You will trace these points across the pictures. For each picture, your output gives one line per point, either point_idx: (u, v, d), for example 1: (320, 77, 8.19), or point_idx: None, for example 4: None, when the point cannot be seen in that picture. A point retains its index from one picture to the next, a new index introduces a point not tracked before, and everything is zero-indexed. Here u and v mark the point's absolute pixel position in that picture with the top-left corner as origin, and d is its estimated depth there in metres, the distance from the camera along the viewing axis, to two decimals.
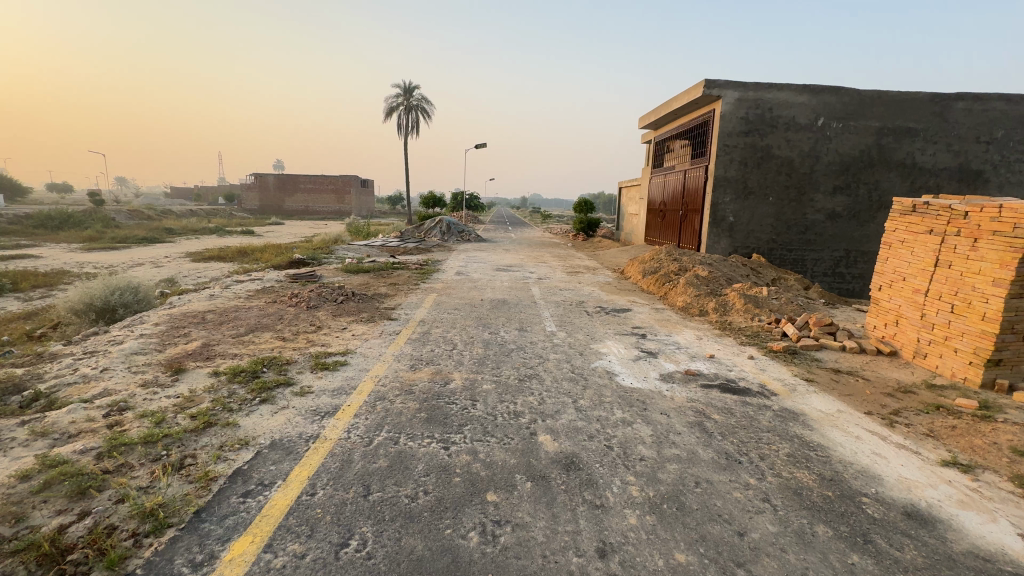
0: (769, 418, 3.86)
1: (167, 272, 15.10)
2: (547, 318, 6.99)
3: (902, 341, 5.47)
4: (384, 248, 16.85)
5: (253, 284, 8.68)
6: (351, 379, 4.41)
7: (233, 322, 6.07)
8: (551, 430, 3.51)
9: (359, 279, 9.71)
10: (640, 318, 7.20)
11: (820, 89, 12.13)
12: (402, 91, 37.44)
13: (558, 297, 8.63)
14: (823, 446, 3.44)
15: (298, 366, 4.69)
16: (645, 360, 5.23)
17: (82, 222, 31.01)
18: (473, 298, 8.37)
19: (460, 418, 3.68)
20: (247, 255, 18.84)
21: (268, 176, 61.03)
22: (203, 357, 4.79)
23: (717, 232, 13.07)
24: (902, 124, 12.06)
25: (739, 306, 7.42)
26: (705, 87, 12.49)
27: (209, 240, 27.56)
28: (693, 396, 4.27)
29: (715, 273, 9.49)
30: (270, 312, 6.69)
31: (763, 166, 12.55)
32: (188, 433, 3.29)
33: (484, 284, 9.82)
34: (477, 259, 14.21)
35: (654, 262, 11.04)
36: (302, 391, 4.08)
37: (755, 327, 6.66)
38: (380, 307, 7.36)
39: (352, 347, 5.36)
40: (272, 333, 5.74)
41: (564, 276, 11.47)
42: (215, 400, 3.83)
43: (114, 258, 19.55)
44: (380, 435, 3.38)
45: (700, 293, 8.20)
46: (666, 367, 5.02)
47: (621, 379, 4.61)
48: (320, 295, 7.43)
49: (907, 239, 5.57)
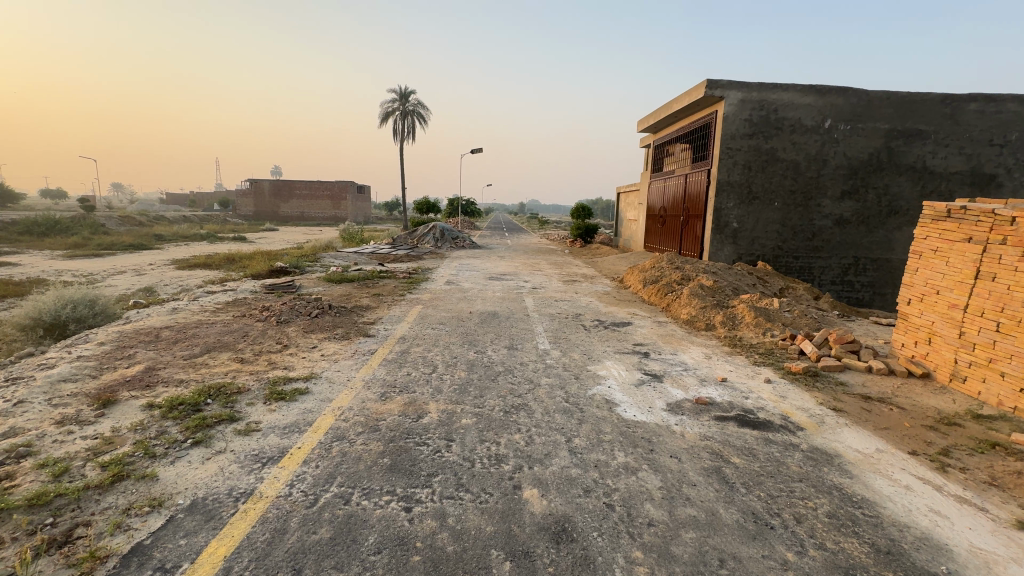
0: (799, 461, 3.25)
1: (147, 281, 14.46)
2: (540, 333, 6.37)
3: (937, 361, 4.88)
4: (374, 255, 16.24)
5: (224, 295, 8.06)
6: (308, 412, 3.78)
7: (189, 341, 5.44)
8: (539, 482, 2.89)
9: (341, 289, 9.10)
10: (642, 334, 6.59)
11: (827, 90, 11.62)
12: (398, 97, 37.08)
13: (553, 309, 8.02)
14: (869, 501, 2.83)
15: (251, 395, 4.07)
16: (649, 384, 4.61)
17: (70, 229, 30.38)
18: (461, 310, 7.75)
19: (430, 465, 3.05)
20: (234, 262, 18.25)
21: (263, 182, 60.57)
22: (141, 386, 4.17)
23: (720, 238, 12.49)
24: (912, 126, 11.56)
25: (748, 320, 6.82)
26: (707, 87, 11.97)
27: (198, 246, 26.91)
28: (706, 432, 3.65)
29: (721, 283, 8.89)
30: (234, 328, 6.07)
31: (768, 170, 12.01)
32: (89, 491, 2.67)
33: (474, 295, 9.20)
34: (469, 267, 13.63)
35: (655, 270, 10.45)
36: (246, 429, 3.45)
37: (768, 344, 6.07)
38: (357, 322, 6.74)
39: (318, 370, 4.74)
40: (230, 354, 5.11)
41: (560, 285, 10.88)
42: (139, 442, 3.21)
43: (96, 265, 18.92)
44: (329, 491, 2.76)
45: (706, 305, 7.60)
46: (673, 393, 4.42)
47: (622, 410, 4.00)
48: (293, 308, 6.80)
49: (941, 248, 4.99)
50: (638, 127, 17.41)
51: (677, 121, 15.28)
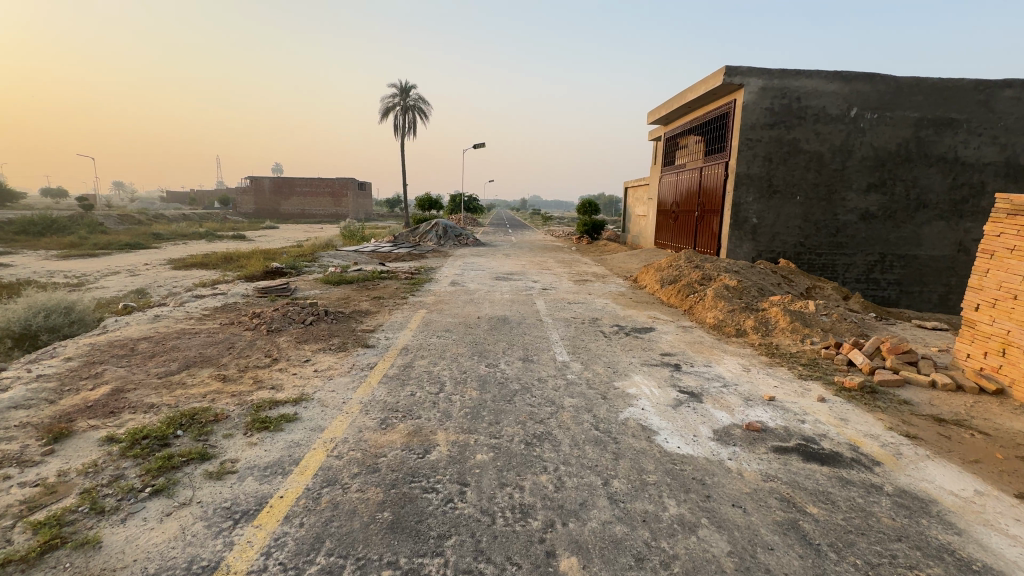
0: (890, 512, 2.66)
1: (140, 282, 13.89)
2: (556, 343, 5.78)
3: (1013, 376, 4.29)
4: (375, 254, 15.65)
5: (213, 301, 7.48)
6: (295, 447, 3.21)
7: (166, 356, 4.86)
8: (578, 547, 2.31)
9: (339, 292, 8.51)
10: (668, 342, 5.99)
11: (853, 76, 10.97)
12: (399, 91, 36.33)
13: (567, 313, 7.42)
14: (995, 571, 2.24)
15: (229, 424, 3.48)
16: (688, 406, 4.03)
17: (66, 228, 29.77)
18: (468, 315, 7.16)
19: (441, 522, 2.47)
20: (232, 262, 17.67)
21: (264, 179, 60.03)
22: (104, 413, 3.60)
23: (739, 234, 11.87)
24: (943, 115, 10.89)
25: (784, 326, 6.23)
26: (726, 75, 11.33)
27: (195, 245, 26.27)
28: (768, 471, 3.06)
29: (746, 283, 8.29)
30: (220, 338, 5.50)
31: (789, 162, 11.38)
32: (9, 568, 2.09)
33: (481, 297, 8.59)
34: (474, 266, 13.02)
35: (672, 270, 9.83)
36: (219, 472, 2.88)
37: (811, 354, 5.48)
38: (356, 330, 6.15)
39: (309, 391, 4.15)
40: (212, 371, 4.55)
41: (571, 285, 10.28)
42: (86, 492, 2.64)
43: (91, 265, 18.39)
44: (315, 564, 2.18)
45: (734, 308, 7.01)
46: (717, 416, 3.82)
47: (662, 440, 3.41)
48: (285, 315, 6.22)
49: (1019, 247, 4.38)
50: (649, 119, 16.77)
51: (690, 112, 14.63)
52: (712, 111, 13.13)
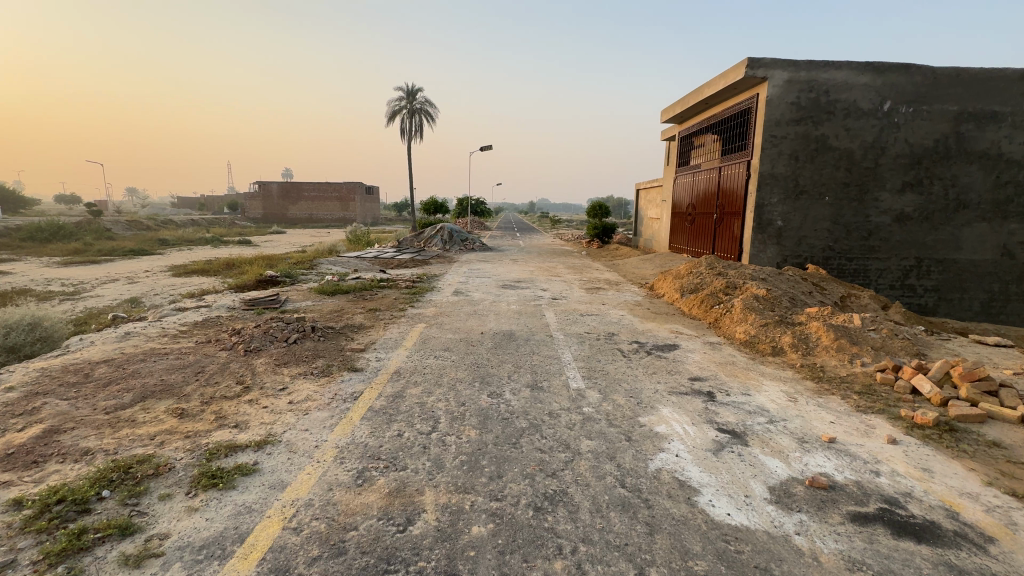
0: None
1: (137, 290, 13.46)
2: (568, 365, 5.08)
3: None
4: (377, 261, 15.08)
5: (195, 314, 6.90)
6: (245, 516, 2.54)
7: (122, 384, 4.24)
8: None
9: (332, 303, 7.93)
10: (696, 363, 5.29)
11: (886, 67, 10.18)
12: (405, 94, 35.77)
13: (580, 327, 6.74)
14: None
15: (170, 480, 2.83)
16: (734, 451, 3.31)
17: (73, 233, 29.64)
18: (470, 330, 6.49)
19: None
20: (233, 268, 17.23)
21: (273, 184, 60.14)
22: (24, 463, 2.97)
23: (762, 237, 11.10)
24: (985, 107, 10.04)
25: (828, 345, 5.50)
26: (749, 67, 10.58)
27: (199, 251, 25.94)
28: (851, 553, 2.34)
29: (777, 292, 7.54)
30: (190, 361, 4.89)
31: (817, 160, 10.61)
32: None
33: (486, 309, 7.90)
34: (479, 273, 12.38)
35: (692, 277, 9.11)
36: (139, 556, 2.23)
37: (864, 379, 4.76)
38: (345, 349, 5.51)
39: (278, 431, 3.50)
40: (173, 403, 3.92)
41: (583, 294, 9.59)
42: None
43: (90, 273, 18.00)
44: None
45: (767, 321, 6.29)
46: (771, 466, 3.10)
47: (707, 502, 2.71)
48: (267, 333, 5.60)
49: None
50: (662, 117, 16.06)
51: (707, 108, 13.90)
52: (732, 107, 12.39)
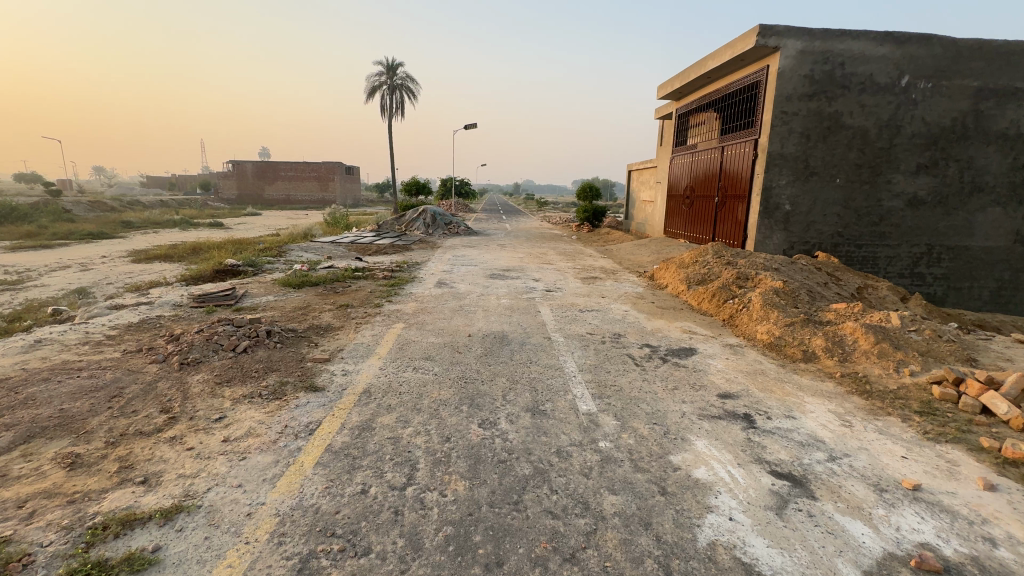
0: None
1: (86, 279, 12.19)
2: (572, 378, 4.28)
3: None
4: (354, 247, 13.99)
5: (134, 314, 5.88)
6: None
7: (6, 417, 3.27)
8: None
9: (298, 298, 6.96)
10: (721, 373, 4.54)
11: (905, 38, 9.42)
12: (387, 68, 34.03)
13: (582, 326, 5.93)
14: None
15: None
16: (802, 510, 2.53)
17: (28, 215, 27.56)
18: (456, 331, 5.63)
19: None
20: (200, 254, 15.97)
21: (248, 163, 57.55)
22: None
23: (768, 221, 10.39)
24: (1006, 84, 9.38)
25: (867, 350, 4.79)
26: (761, 35, 9.68)
27: (164, 234, 24.26)
28: None
29: (796, 285, 6.83)
30: (106, 380, 3.91)
31: (830, 139, 9.86)
32: None
33: (473, 304, 7.01)
34: (465, 261, 11.46)
35: (699, 267, 8.35)
36: None
37: (920, 394, 4.05)
38: (305, 360, 4.59)
39: (200, 490, 2.61)
40: (66, 446, 2.98)
41: (579, 285, 8.78)
42: None
43: (40, 258, 16.50)
44: None
45: (793, 319, 5.56)
46: (858, 537, 2.34)
47: None
48: (209, 340, 4.64)
49: None
50: (659, 94, 15.15)
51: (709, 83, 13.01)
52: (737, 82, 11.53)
